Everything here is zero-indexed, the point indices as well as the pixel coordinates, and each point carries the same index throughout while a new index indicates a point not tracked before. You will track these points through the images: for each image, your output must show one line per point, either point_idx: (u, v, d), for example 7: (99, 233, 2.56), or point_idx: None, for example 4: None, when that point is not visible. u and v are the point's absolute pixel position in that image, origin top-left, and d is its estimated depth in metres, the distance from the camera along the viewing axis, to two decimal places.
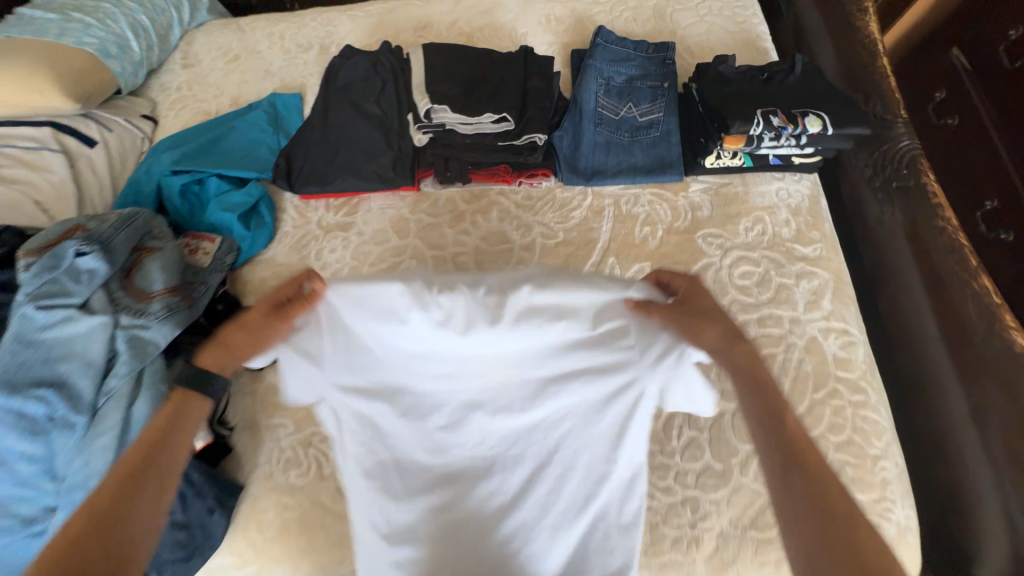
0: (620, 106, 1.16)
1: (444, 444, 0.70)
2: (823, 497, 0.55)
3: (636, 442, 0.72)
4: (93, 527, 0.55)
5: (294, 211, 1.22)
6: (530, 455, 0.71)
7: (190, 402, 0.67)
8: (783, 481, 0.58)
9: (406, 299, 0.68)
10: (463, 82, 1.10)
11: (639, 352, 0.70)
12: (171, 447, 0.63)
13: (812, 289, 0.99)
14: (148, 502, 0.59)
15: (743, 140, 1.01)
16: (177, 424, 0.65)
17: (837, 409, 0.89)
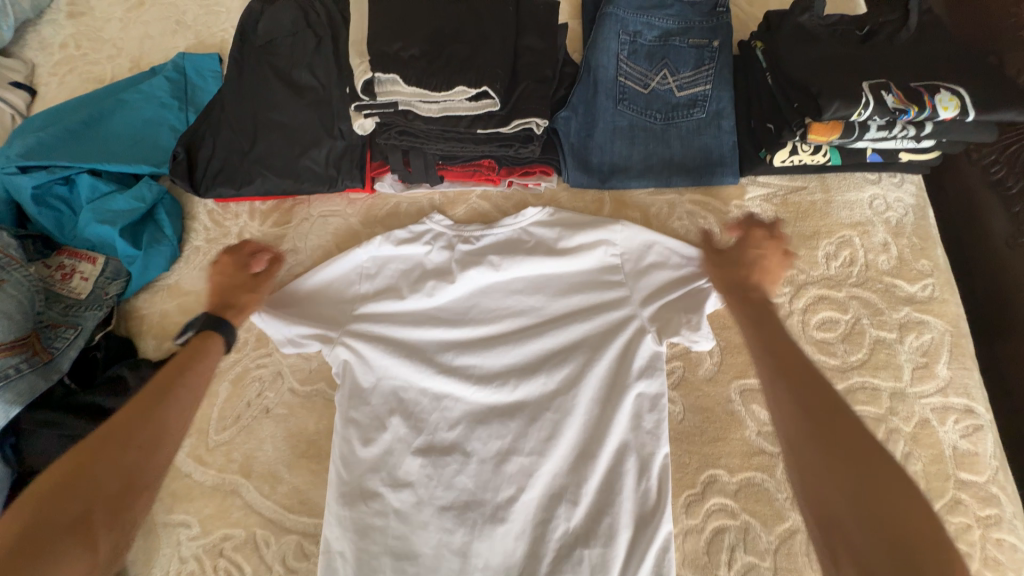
0: (651, 74, 0.82)
1: (438, 455, 0.72)
2: (877, 484, 0.46)
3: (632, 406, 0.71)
4: (92, 457, 0.52)
5: (208, 219, 0.91)
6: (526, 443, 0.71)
7: (208, 345, 0.66)
8: (816, 458, 0.49)
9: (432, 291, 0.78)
10: (424, 36, 0.72)
11: (630, 296, 0.75)
12: (186, 384, 0.62)
13: (922, 347, 0.70)
14: (145, 445, 0.55)
15: (836, 131, 0.69)
16: (193, 365, 0.64)
17: (960, 531, 0.62)
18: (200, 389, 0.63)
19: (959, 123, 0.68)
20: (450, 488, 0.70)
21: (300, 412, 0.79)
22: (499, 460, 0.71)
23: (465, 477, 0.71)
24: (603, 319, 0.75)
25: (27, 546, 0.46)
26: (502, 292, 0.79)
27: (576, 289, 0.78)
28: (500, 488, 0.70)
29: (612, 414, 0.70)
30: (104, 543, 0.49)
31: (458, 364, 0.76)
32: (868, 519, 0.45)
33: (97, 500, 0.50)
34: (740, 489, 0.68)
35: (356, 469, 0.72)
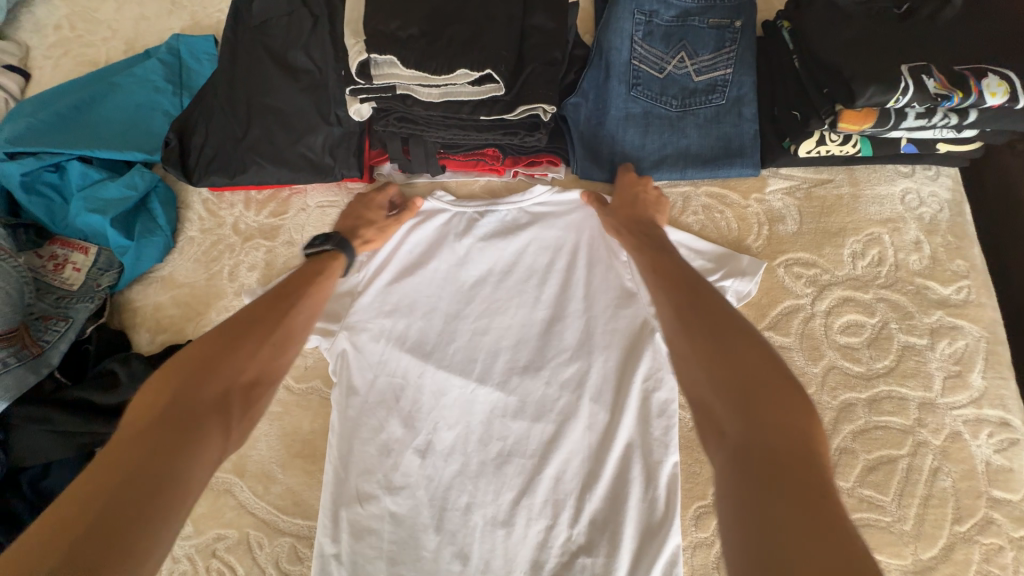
0: (667, 57, 0.76)
1: (438, 457, 0.70)
2: (760, 388, 0.42)
3: (639, 407, 0.68)
4: (236, 344, 0.52)
5: (202, 209, 0.88)
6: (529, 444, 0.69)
7: (334, 263, 0.67)
8: (705, 367, 0.46)
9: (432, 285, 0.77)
10: (424, 15, 0.67)
11: (638, 290, 0.72)
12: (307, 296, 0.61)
13: (955, 354, 0.65)
14: (275, 344, 0.55)
15: (868, 118, 0.63)
16: (314, 284, 0.63)
17: (991, 554, 0.58)
18: (317, 301, 0.62)
19: (1007, 110, 0.62)
20: (449, 491, 0.68)
21: (295, 410, 0.76)
22: (500, 464, 0.68)
23: (464, 481, 0.68)
24: (611, 314, 0.72)
25: (174, 415, 0.46)
26: (501, 283, 0.76)
27: (581, 281, 0.74)
28: (501, 493, 0.67)
29: (619, 417, 0.67)
30: (219, 435, 0.47)
31: (457, 359, 0.74)
32: (750, 420, 0.41)
33: (240, 389, 0.51)
34: None
35: (352, 471, 0.70)
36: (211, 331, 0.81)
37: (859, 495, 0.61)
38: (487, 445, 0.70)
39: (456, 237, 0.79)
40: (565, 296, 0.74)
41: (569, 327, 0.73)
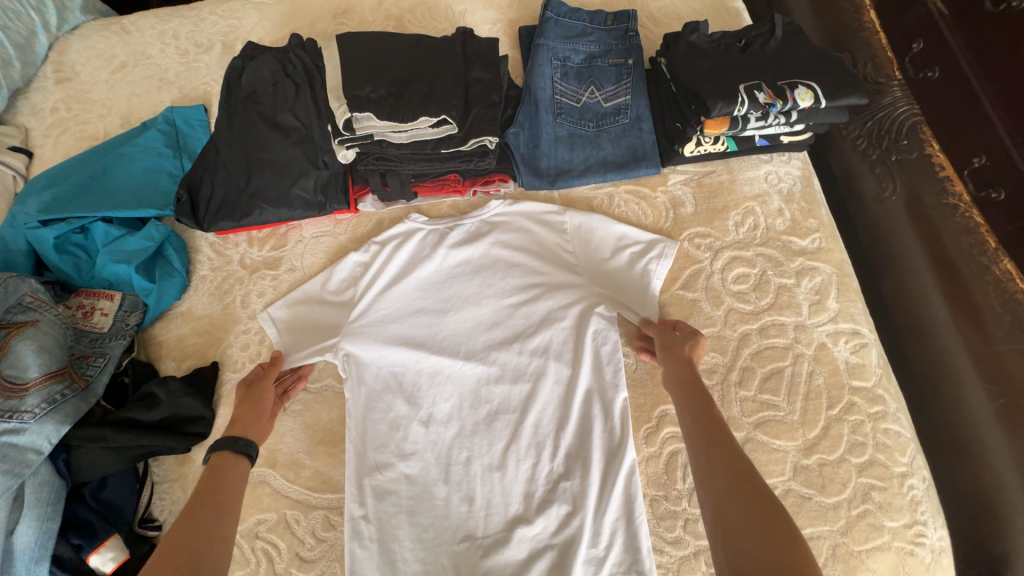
0: (581, 91, 0.99)
1: (439, 423, 0.86)
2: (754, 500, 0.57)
3: (592, 359, 0.87)
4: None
5: (211, 251, 1.03)
6: (511, 403, 0.86)
7: (224, 461, 0.73)
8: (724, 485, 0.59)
9: (417, 290, 0.95)
10: (389, 79, 0.87)
11: (584, 270, 0.92)
12: (223, 496, 0.69)
13: (816, 287, 0.87)
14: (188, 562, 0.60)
15: (726, 124, 0.87)
16: (220, 481, 0.71)
17: (855, 426, 0.79)
18: (236, 492, 0.71)
19: (818, 108, 0.86)
20: (452, 450, 0.84)
21: (314, 406, 0.91)
22: (489, 422, 0.85)
23: (462, 439, 0.84)
24: (565, 292, 0.91)
25: None
26: (473, 282, 0.94)
27: (536, 270, 0.94)
28: (493, 443, 0.84)
29: (578, 367, 0.86)
30: None
31: (445, 346, 0.90)
32: (743, 526, 0.55)
33: None
34: None
35: (369, 446, 0.85)
36: (230, 351, 0.95)
37: (759, 399, 0.81)
38: (478, 409, 0.86)
39: (432, 248, 0.97)
40: (526, 284, 0.93)
41: (531, 308, 0.91)
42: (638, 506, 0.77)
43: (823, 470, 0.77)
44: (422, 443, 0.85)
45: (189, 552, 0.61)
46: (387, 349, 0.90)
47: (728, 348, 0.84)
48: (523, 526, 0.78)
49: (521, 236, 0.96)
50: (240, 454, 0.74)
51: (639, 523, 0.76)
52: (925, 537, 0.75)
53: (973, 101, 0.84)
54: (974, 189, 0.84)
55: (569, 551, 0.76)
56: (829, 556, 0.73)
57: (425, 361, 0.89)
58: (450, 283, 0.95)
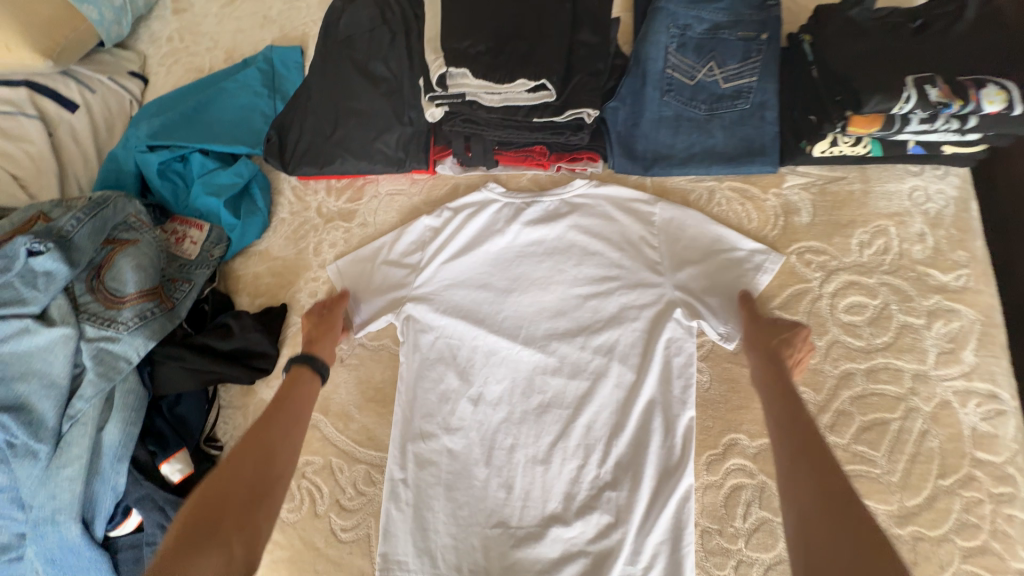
0: (698, 66, 0.86)
1: (488, 404, 0.83)
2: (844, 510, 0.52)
3: (662, 368, 0.79)
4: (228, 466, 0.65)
5: (292, 194, 1.05)
6: (566, 398, 0.81)
7: (302, 373, 0.80)
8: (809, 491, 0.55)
9: (484, 263, 0.91)
10: (490, 34, 0.81)
11: (668, 270, 0.83)
12: (296, 404, 0.76)
13: (950, 333, 0.73)
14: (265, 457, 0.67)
15: (881, 123, 0.72)
16: (295, 389, 0.78)
17: (970, 504, 0.67)
18: (309, 403, 0.77)
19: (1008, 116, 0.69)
20: (497, 434, 0.82)
21: (369, 363, 0.91)
22: (539, 413, 0.81)
23: (508, 425, 0.82)
24: (642, 290, 0.83)
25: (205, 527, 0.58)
26: (544, 264, 0.89)
27: (613, 261, 0.86)
28: (541, 436, 0.80)
29: (645, 374, 0.79)
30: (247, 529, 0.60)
31: (505, 326, 0.87)
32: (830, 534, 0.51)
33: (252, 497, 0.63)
34: (759, 454, 0.74)
35: (416, 413, 0.84)
36: (299, 296, 0.98)
37: (852, 450, 0.70)
38: (529, 397, 0.82)
39: (505, 222, 0.92)
40: (601, 275, 0.86)
41: (602, 301, 0.85)
42: (690, 531, 0.72)
43: (918, 546, 0.66)
44: (467, 420, 0.83)
45: (263, 447, 0.69)
46: (445, 321, 0.88)
47: (825, 386, 0.73)
48: (559, 525, 0.75)
49: (603, 222, 0.89)
50: (314, 371, 0.81)
51: (687, 549, 0.71)
52: None
53: None
54: None
55: (605, 562, 0.73)
56: None
57: (482, 338, 0.86)
58: (518, 261, 0.90)
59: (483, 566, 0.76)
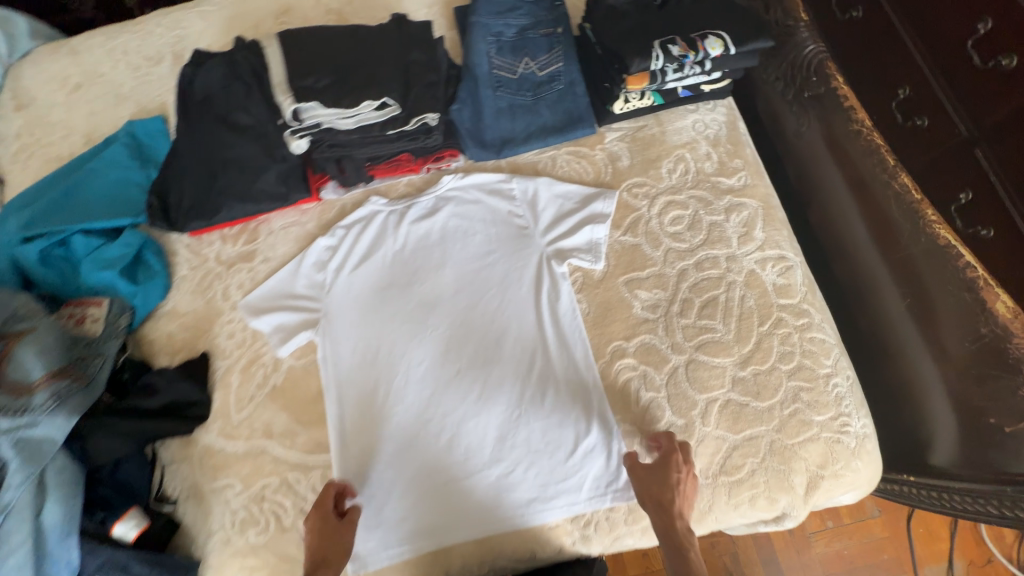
0: (517, 63, 1.07)
1: (414, 384, 0.94)
2: None
3: (551, 309, 0.95)
4: None
5: (188, 251, 1.10)
6: (478, 359, 0.95)
7: None
8: None
9: (385, 262, 1.03)
10: (330, 69, 0.93)
11: (534, 228, 1.00)
12: None
13: (743, 221, 0.96)
14: None
15: (646, 78, 0.94)
16: None
17: (784, 337, 0.89)
18: None
19: (729, 55, 0.94)
20: (428, 407, 0.93)
21: (300, 380, 0.98)
22: (458, 380, 0.94)
23: (436, 398, 0.93)
24: (521, 249, 1.00)
25: None
26: (434, 255, 1.02)
27: (492, 236, 1.01)
28: (464, 396, 0.93)
29: (539, 317, 0.95)
30: None
31: (412, 316, 0.99)
32: None
33: None
34: (637, 349, 0.91)
35: (351, 410, 0.94)
36: (218, 340, 1.02)
37: (699, 324, 0.90)
38: (448, 370, 0.95)
39: (394, 227, 1.05)
40: (484, 249, 1.01)
41: (489, 272, 0.99)
42: (615, 429, 0.87)
43: (758, 379, 0.87)
44: (398, 404, 0.93)
45: None
46: (360, 324, 0.99)
47: (669, 284, 0.93)
48: (498, 465, 0.89)
49: (476, 204, 1.03)
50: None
51: (618, 445, 0.87)
52: (851, 426, 0.85)
53: (895, 40, 0.85)
54: (903, 119, 0.85)
55: (544, 477, 0.87)
56: (767, 452, 0.84)
57: (396, 331, 0.98)
58: (413, 258, 1.02)
59: (443, 522, 0.87)
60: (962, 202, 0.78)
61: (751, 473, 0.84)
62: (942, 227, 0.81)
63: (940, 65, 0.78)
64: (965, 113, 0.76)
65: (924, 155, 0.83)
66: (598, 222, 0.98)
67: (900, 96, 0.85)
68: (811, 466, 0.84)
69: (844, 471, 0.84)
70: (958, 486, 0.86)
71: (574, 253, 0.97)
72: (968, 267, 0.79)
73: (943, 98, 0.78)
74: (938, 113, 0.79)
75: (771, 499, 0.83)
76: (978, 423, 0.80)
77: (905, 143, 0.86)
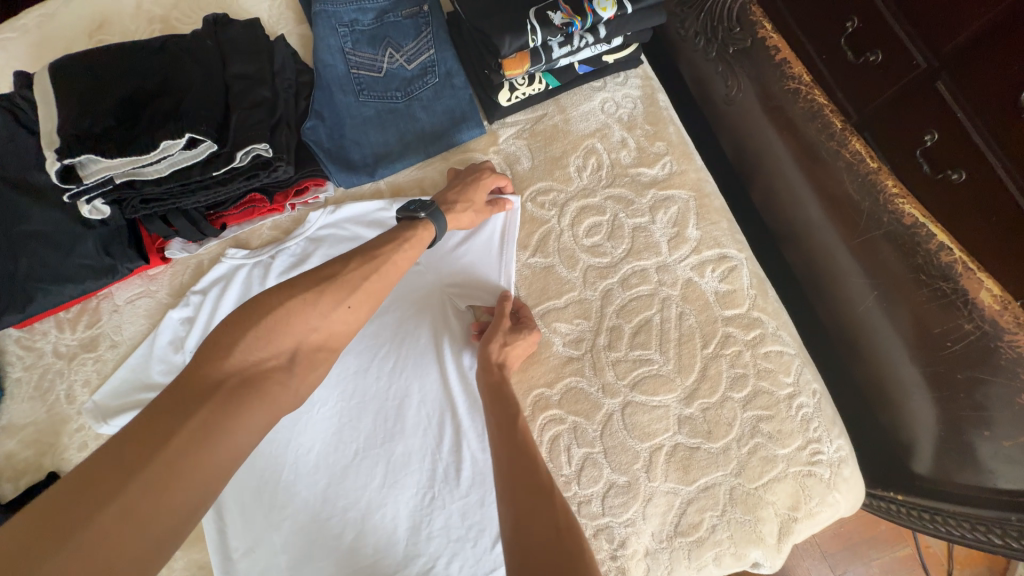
0: (379, 57, 0.86)
1: (306, 475, 0.78)
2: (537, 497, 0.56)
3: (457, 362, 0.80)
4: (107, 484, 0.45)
5: (18, 348, 0.89)
6: (379, 433, 0.78)
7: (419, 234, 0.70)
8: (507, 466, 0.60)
9: None
10: (120, 102, 0.72)
11: (426, 266, 0.82)
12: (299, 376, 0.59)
13: (672, 219, 0.79)
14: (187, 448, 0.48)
15: (527, 59, 0.74)
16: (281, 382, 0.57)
17: (733, 359, 0.74)
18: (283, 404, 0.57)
19: (628, 14, 0.74)
20: (326, 501, 0.76)
21: None
22: (359, 461, 0.78)
23: (334, 488, 0.77)
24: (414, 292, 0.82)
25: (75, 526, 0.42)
26: None
27: None
28: (367, 482, 0.77)
29: (444, 374, 0.79)
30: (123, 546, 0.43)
31: None
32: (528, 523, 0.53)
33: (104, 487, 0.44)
34: (563, 397, 0.74)
35: (229, 520, 0.76)
36: (68, 455, 0.84)
37: (632, 357, 0.74)
38: (346, 452, 0.78)
39: (259, 284, 0.85)
40: None
41: (380, 327, 0.82)
42: None
43: (708, 416, 0.72)
44: (289, 503, 0.76)
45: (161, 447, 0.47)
46: None
47: (592, 311, 0.77)
48: (415, 560, 0.73)
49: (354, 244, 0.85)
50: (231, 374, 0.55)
51: None
52: (823, 453, 0.72)
53: None
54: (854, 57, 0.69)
55: (471, 569, 0.72)
56: (727, 502, 0.70)
57: None
58: None
59: None
60: (929, 144, 0.63)
61: (710, 529, 0.69)
62: (910, 204, 0.66)
63: None
64: (926, 37, 0.61)
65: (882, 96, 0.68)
66: (506, 241, 0.80)
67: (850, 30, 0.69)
68: (780, 508, 0.70)
69: (820, 508, 0.71)
70: (951, 509, 0.72)
71: (477, 290, 0.80)
72: (941, 248, 0.64)
73: (897, 26, 0.64)
74: (894, 44, 0.65)
75: (738, 556, 0.69)
76: (966, 434, 0.66)
77: (860, 87, 0.70)
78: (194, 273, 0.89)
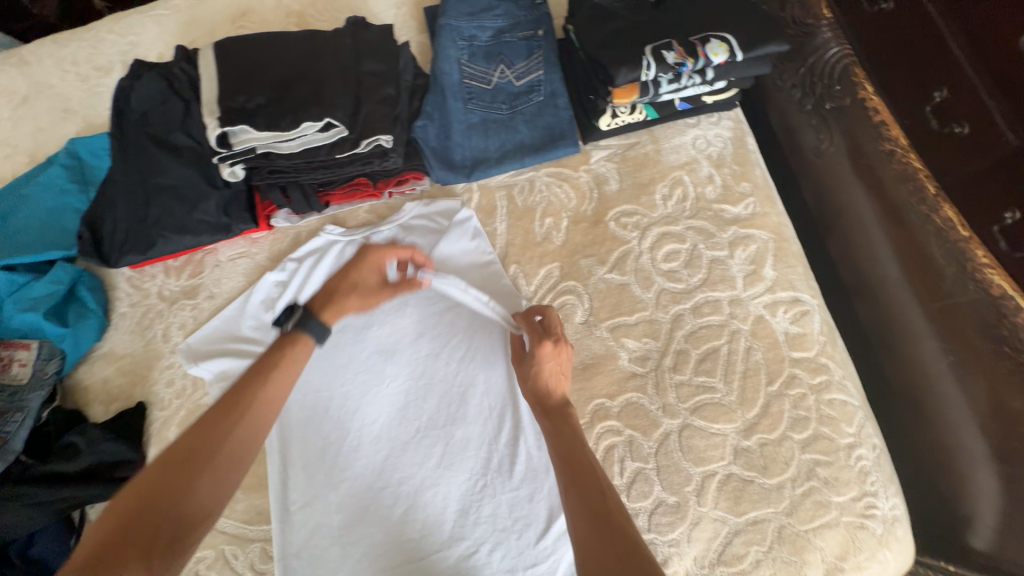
0: (491, 71, 0.94)
1: (368, 444, 0.83)
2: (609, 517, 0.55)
3: None
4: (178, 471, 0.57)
5: (129, 286, 0.99)
6: (441, 416, 0.83)
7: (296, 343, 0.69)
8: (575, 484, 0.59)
9: None
10: (271, 85, 0.82)
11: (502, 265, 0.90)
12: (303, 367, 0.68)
13: (750, 257, 0.83)
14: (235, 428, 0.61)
15: (636, 91, 0.80)
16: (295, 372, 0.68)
17: (796, 400, 0.75)
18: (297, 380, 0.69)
19: (735, 62, 0.80)
20: (383, 472, 0.81)
21: None
22: (418, 440, 0.82)
23: (392, 460, 0.81)
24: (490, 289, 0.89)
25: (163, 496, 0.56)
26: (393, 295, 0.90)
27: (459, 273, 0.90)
28: (424, 460, 0.81)
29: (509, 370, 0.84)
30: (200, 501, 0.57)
31: (367, 364, 0.87)
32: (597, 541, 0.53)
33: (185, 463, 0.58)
34: (623, 410, 0.77)
35: (294, 474, 0.82)
36: (155, 388, 0.91)
37: (696, 383, 0.77)
38: (407, 429, 0.83)
39: None
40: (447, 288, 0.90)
41: (455, 317, 0.88)
42: None
43: (765, 451, 0.73)
44: (349, 467, 0.82)
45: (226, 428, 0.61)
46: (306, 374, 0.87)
47: (661, 332, 0.80)
48: (460, 543, 0.76)
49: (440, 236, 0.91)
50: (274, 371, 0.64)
51: None
52: (877, 507, 0.72)
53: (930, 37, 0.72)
54: (937, 125, 0.72)
55: (512, 561, 0.75)
56: (775, 539, 0.71)
57: (349, 382, 0.86)
58: None
59: None
60: (1008, 222, 0.65)
61: (754, 564, 0.70)
62: (998, 275, 0.67)
63: (987, 66, 0.66)
64: (1010, 117, 0.64)
65: (966, 165, 0.69)
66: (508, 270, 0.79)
67: (935, 100, 0.72)
68: (829, 556, 0.70)
69: (869, 562, 0.70)
70: None
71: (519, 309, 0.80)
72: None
73: (988, 102, 0.66)
74: (981, 117, 0.67)
75: None
76: None
77: (941, 155, 0.72)
78: (291, 242, 0.96)
